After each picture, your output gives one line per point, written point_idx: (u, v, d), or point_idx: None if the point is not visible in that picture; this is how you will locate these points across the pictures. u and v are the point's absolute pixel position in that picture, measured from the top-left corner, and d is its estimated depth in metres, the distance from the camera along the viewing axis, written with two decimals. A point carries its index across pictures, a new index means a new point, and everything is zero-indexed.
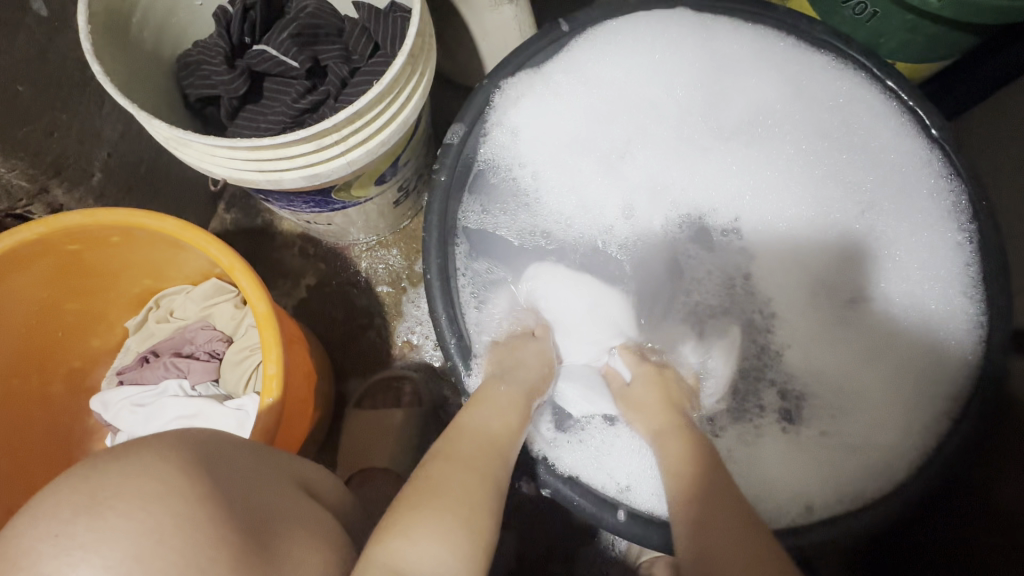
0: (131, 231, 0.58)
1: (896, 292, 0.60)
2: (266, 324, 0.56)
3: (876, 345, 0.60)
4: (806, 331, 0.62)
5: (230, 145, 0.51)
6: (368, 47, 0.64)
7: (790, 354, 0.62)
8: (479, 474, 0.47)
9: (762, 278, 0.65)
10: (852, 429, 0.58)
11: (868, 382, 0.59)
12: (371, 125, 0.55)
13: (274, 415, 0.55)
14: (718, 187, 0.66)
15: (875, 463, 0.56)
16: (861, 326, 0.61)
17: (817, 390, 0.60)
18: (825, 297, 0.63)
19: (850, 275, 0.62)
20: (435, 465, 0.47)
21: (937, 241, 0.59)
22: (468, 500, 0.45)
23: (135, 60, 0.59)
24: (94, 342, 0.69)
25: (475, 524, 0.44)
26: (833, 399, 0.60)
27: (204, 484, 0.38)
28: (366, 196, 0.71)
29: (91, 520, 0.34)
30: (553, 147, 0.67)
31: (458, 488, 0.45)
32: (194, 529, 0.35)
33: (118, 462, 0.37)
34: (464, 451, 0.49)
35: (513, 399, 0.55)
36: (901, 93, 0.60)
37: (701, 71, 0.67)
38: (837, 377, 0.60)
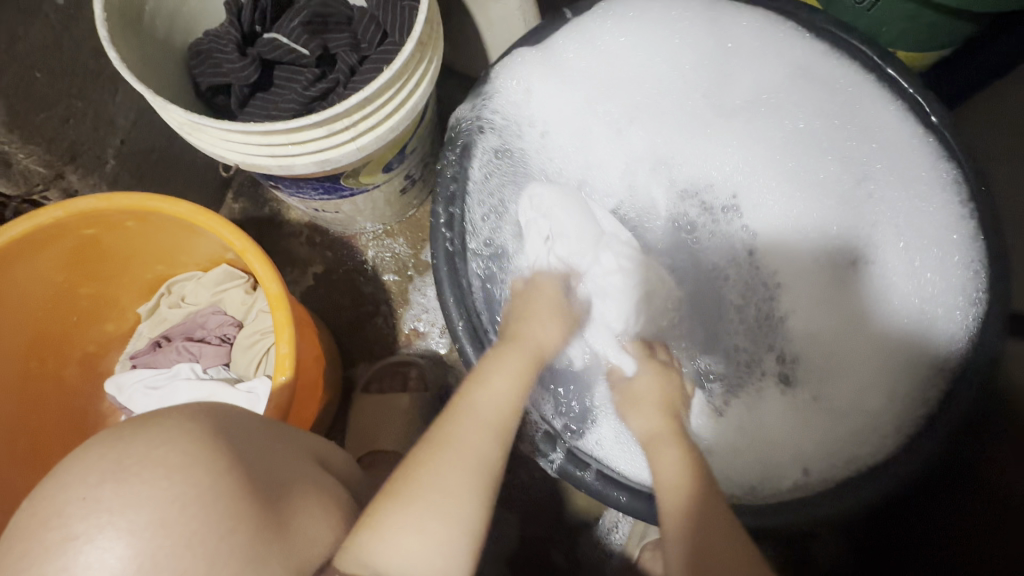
0: (145, 215, 0.59)
1: (890, 261, 0.60)
2: (278, 305, 0.57)
3: (866, 310, 0.61)
4: (805, 300, 0.66)
5: (243, 130, 0.53)
6: (376, 35, 0.65)
7: (790, 320, 0.67)
8: (468, 460, 0.49)
9: (773, 244, 0.69)
10: (845, 396, 0.60)
11: (859, 352, 0.61)
12: (381, 111, 0.56)
13: (287, 393, 0.56)
14: (718, 154, 0.72)
15: (864, 430, 0.57)
16: (852, 289, 0.63)
17: (813, 359, 0.64)
18: (819, 269, 0.65)
19: (846, 246, 0.63)
20: (430, 449, 0.49)
21: (931, 215, 0.57)
22: (464, 490, 0.48)
23: (148, 48, 0.60)
24: (108, 326, 0.70)
25: (463, 511, 0.47)
26: (823, 365, 0.63)
27: (226, 456, 0.39)
28: (374, 184, 0.72)
29: (117, 485, 0.35)
30: (571, 116, 0.71)
31: (454, 473, 0.48)
32: (213, 500, 0.37)
33: (146, 425, 0.38)
34: (462, 438, 0.50)
35: (510, 363, 0.55)
36: (901, 81, 0.58)
37: (705, 56, 0.68)
38: (829, 343, 0.63)
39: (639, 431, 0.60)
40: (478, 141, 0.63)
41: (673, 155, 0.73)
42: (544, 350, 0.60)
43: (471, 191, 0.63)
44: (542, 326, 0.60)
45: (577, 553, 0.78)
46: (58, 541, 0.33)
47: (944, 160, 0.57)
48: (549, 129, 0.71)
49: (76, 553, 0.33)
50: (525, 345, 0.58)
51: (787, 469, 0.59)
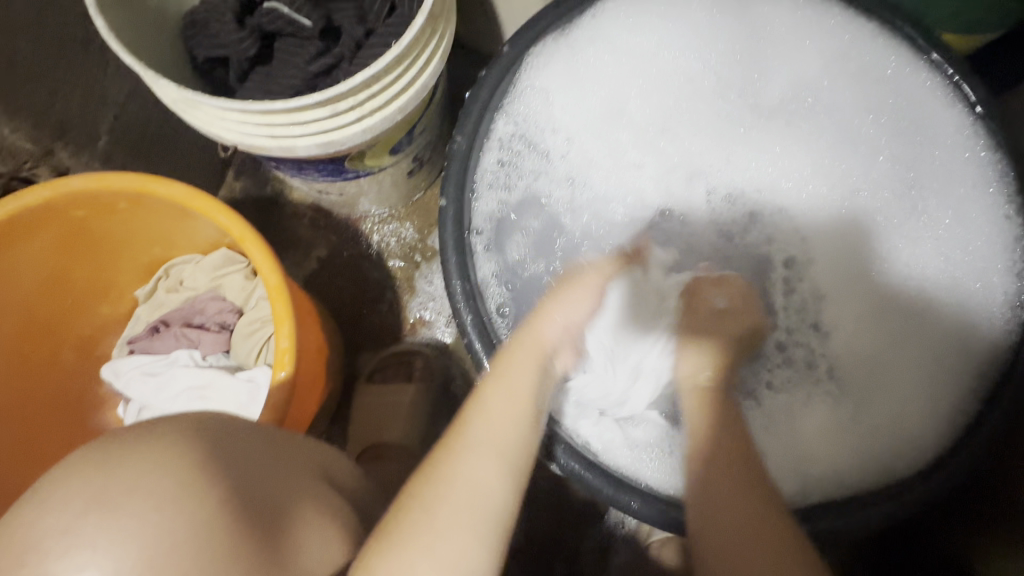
0: (139, 198, 0.56)
1: (933, 270, 0.59)
2: (278, 297, 0.54)
3: (915, 324, 0.59)
4: (848, 317, 0.61)
5: (240, 108, 0.49)
6: (384, 6, 0.60)
7: (835, 338, 0.60)
8: (471, 500, 0.42)
9: (824, 267, 0.62)
10: (888, 413, 0.57)
11: (907, 360, 0.58)
12: (387, 90, 0.52)
13: (285, 389, 0.54)
14: (748, 159, 0.66)
15: (909, 443, 0.55)
16: (898, 306, 0.60)
17: (858, 375, 0.59)
18: (873, 283, 0.60)
19: (874, 244, 0.61)
20: (431, 481, 0.43)
21: (981, 228, 0.58)
22: (462, 530, 0.41)
23: (140, 16, 0.56)
24: (104, 308, 0.68)
25: (462, 553, 0.40)
26: (870, 380, 0.59)
27: (220, 488, 0.37)
28: (380, 166, 0.69)
29: (102, 520, 0.33)
30: (597, 117, 0.67)
31: (454, 516, 0.41)
32: (206, 537, 0.35)
33: (135, 449, 0.36)
34: (463, 471, 0.44)
35: (518, 363, 0.49)
36: (945, 66, 0.58)
37: (737, 36, 0.66)
38: (870, 357, 0.59)
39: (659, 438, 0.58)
40: (497, 126, 0.63)
41: (713, 164, 0.66)
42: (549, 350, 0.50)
43: (485, 173, 0.62)
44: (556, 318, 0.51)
45: (581, 546, 0.77)
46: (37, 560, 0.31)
47: (996, 158, 0.57)
48: (573, 136, 0.67)
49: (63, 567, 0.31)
50: (541, 347, 0.50)
51: (820, 482, 0.55)
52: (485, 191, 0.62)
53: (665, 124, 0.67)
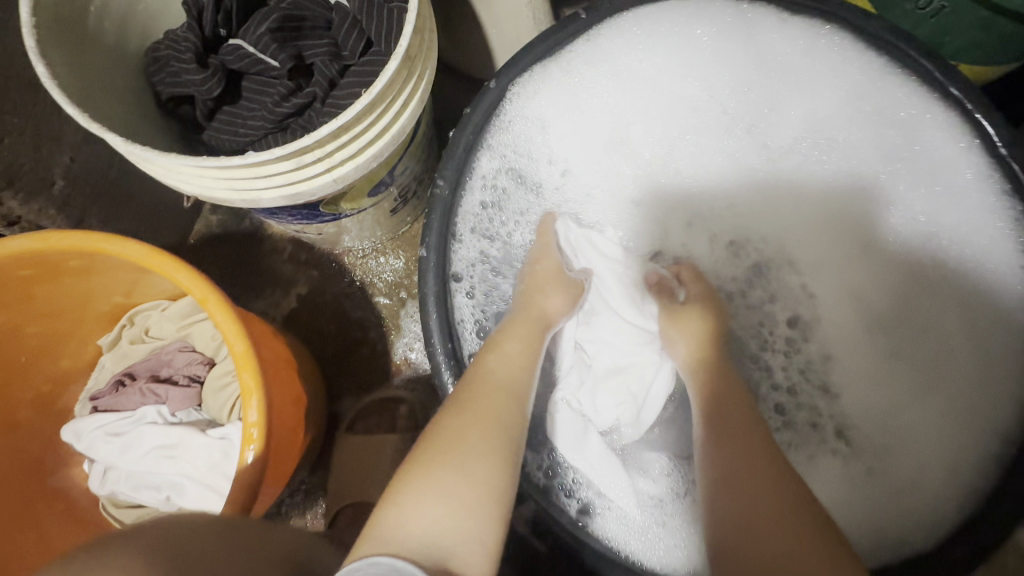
0: (92, 256, 0.52)
1: (948, 315, 0.56)
2: (245, 365, 0.50)
3: (932, 371, 0.56)
4: (858, 373, 0.58)
5: (195, 163, 0.44)
6: (359, 43, 0.55)
7: (845, 397, 0.57)
8: (490, 424, 0.46)
9: (832, 318, 0.59)
10: (901, 478, 0.53)
11: (919, 420, 0.55)
12: (359, 138, 0.48)
13: (258, 468, 0.49)
14: (753, 200, 0.63)
15: (924, 517, 0.51)
16: (908, 350, 0.57)
17: (869, 438, 0.56)
18: (878, 338, 0.58)
19: (890, 288, 0.59)
20: (451, 413, 0.47)
21: (995, 261, 0.54)
22: (486, 447, 0.45)
23: (93, 55, 0.52)
24: (64, 362, 0.63)
25: (486, 469, 0.44)
26: (880, 445, 0.55)
27: None
28: (357, 208, 0.64)
29: None
30: (597, 150, 0.64)
31: (476, 436, 0.45)
32: None
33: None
34: (482, 400, 0.47)
35: (518, 321, 0.54)
36: (965, 100, 0.53)
37: (740, 68, 0.63)
38: (880, 417, 0.56)
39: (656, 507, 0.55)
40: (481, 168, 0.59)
41: (705, 205, 0.63)
42: (547, 315, 0.56)
43: (467, 220, 0.59)
44: (549, 288, 0.57)
45: None
46: None
47: (1011, 199, 0.54)
48: (569, 168, 0.64)
49: None
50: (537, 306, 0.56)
51: None
52: (468, 242, 0.59)
53: (667, 155, 0.64)
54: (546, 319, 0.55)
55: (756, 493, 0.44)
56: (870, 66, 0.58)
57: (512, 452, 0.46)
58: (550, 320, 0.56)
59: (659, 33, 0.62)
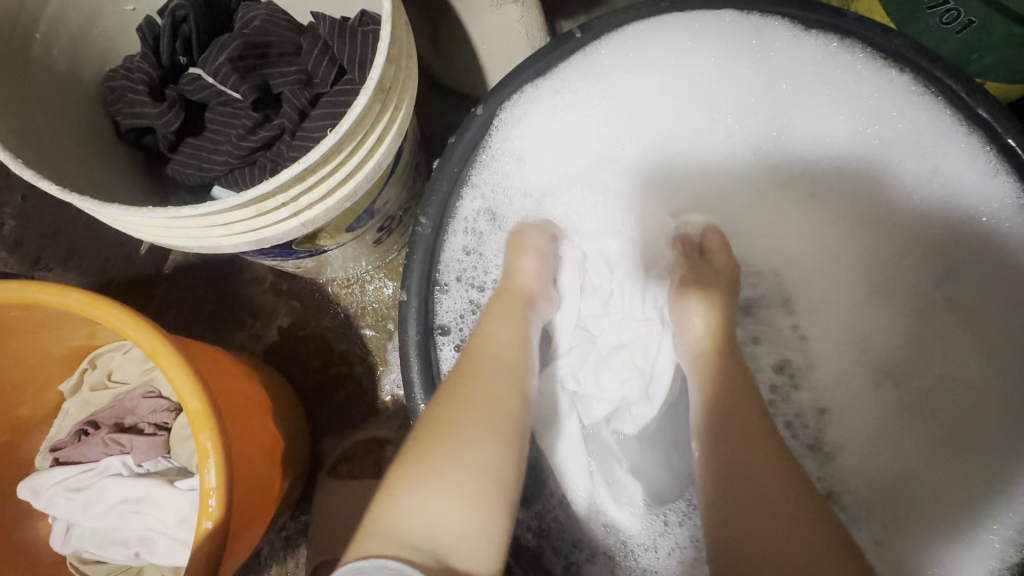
0: (31, 307, 0.47)
1: (975, 363, 0.51)
2: (202, 423, 0.45)
3: (961, 428, 0.50)
4: (872, 428, 0.53)
5: (142, 214, 0.40)
6: (331, 70, 0.51)
7: (841, 456, 0.53)
8: (488, 411, 0.45)
9: (833, 363, 0.55)
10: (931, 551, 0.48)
11: (942, 482, 0.50)
12: (328, 179, 0.43)
13: (216, 544, 0.44)
14: (763, 232, 0.58)
15: None
16: (929, 404, 0.52)
17: (892, 500, 0.51)
18: (893, 390, 0.53)
19: (908, 335, 0.54)
20: (445, 401, 0.45)
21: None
22: (484, 435, 0.44)
23: (38, 86, 0.47)
24: (22, 411, 0.59)
25: (486, 459, 0.43)
26: (907, 508, 0.50)
27: None
28: (335, 243, 0.60)
29: None
30: (582, 179, 0.59)
31: (474, 424, 0.44)
32: None
33: None
34: (477, 390, 0.46)
35: (505, 307, 0.52)
36: (998, 126, 0.49)
37: (749, 87, 0.58)
38: (893, 477, 0.51)
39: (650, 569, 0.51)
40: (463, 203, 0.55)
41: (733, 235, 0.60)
42: (531, 296, 0.54)
43: (450, 261, 0.55)
44: (529, 265, 0.55)
45: None
46: None
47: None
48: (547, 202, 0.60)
49: None
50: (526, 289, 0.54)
51: None
52: (452, 292, 0.55)
53: (667, 182, 0.59)
54: (530, 300, 0.54)
55: (769, 507, 0.42)
56: (893, 87, 0.53)
57: (513, 434, 0.45)
58: (531, 293, 0.54)
59: (660, 50, 0.57)
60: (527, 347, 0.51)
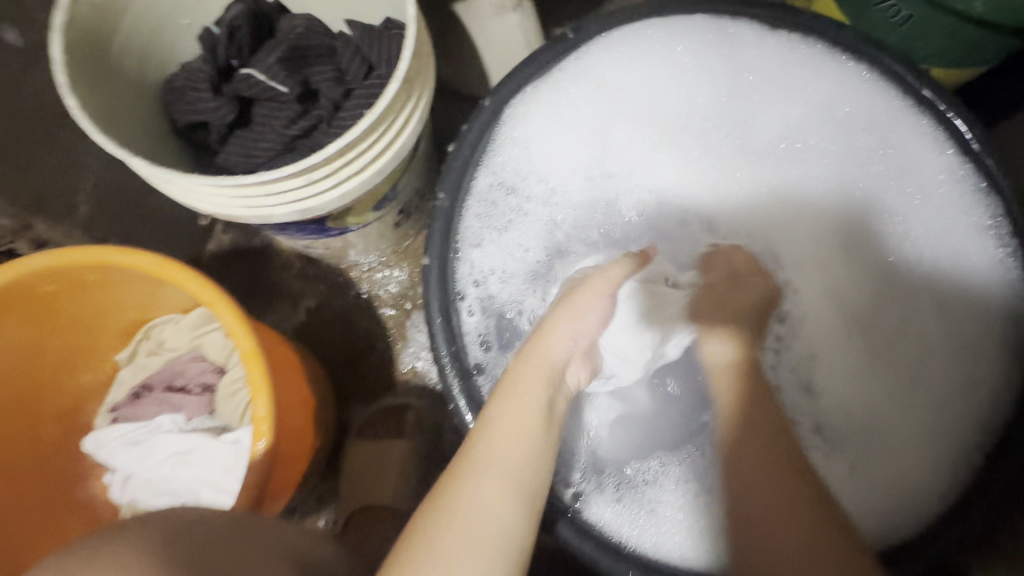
0: (106, 269, 0.55)
1: (932, 314, 0.59)
2: (254, 361, 0.53)
3: (915, 363, 0.59)
4: (840, 368, 0.60)
5: (212, 184, 0.48)
6: (361, 67, 0.59)
7: (826, 395, 0.60)
8: (480, 540, 0.41)
9: (813, 317, 0.62)
10: (886, 470, 0.57)
11: (895, 419, 0.58)
12: (364, 155, 0.52)
13: (267, 461, 0.53)
14: (747, 200, 0.65)
15: (909, 507, 0.55)
16: (891, 342, 0.60)
17: (855, 432, 0.58)
18: (861, 335, 0.60)
19: (876, 287, 0.61)
20: (444, 511, 0.42)
21: (976, 257, 0.58)
22: (474, 565, 0.40)
23: (116, 87, 0.56)
24: (85, 376, 0.66)
25: None
26: (869, 438, 0.58)
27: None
28: (363, 222, 0.68)
29: None
30: (584, 160, 0.67)
31: (462, 549, 0.40)
32: None
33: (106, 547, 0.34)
34: (469, 513, 0.42)
35: (526, 383, 0.49)
36: (939, 104, 0.59)
37: (723, 76, 0.66)
38: (861, 411, 0.59)
39: (654, 498, 0.57)
40: (476, 182, 0.63)
41: (698, 207, 0.66)
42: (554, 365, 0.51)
43: (465, 230, 0.62)
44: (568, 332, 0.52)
45: None
46: None
47: (988, 199, 0.58)
48: (552, 180, 0.66)
49: None
50: (552, 364, 0.51)
51: None
52: (466, 256, 0.62)
53: (652, 157, 0.67)
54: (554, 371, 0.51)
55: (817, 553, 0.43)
56: (850, 77, 0.63)
57: (508, 562, 0.41)
58: (554, 363, 0.51)
59: (646, 48, 0.66)
60: (542, 445, 0.47)
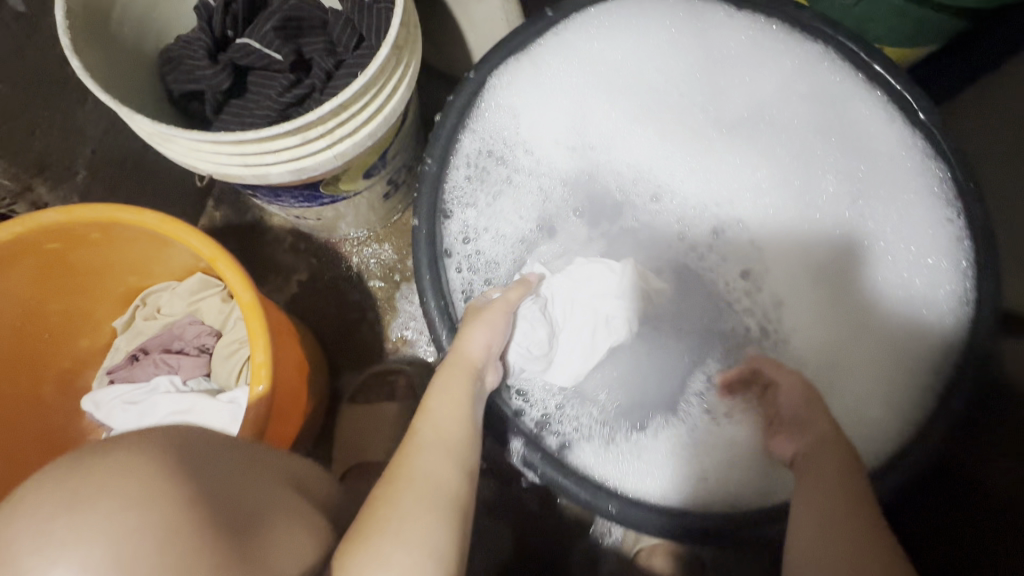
0: (109, 227, 0.57)
1: (888, 267, 0.64)
2: (253, 313, 0.56)
3: (872, 310, 0.63)
4: (806, 318, 0.66)
5: (213, 139, 0.51)
6: (352, 38, 0.63)
7: (793, 341, 0.65)
8: (424, 495, 0.46)
9: (777, 275, 0.67)
10: (847, 412, 0.61)
11: (853, 364, 0.63)
12: (356, 117, 0.55)
13: (266, 404, 0.55)
14: (719, 170, 0.70)
15: (869, 444, 0.59)
16: (850, 295, 0.64)
17: (819, 376, 0.64)
18: (820, 288, 0.66)
19: (838, 244, 0.65)
20: (387, 484, 0.47)
21: (924, 216, 0.63)
22: (425, 514, 0.45)
23: (115, 56, 0.58)
24: (83, 341, 0.68)
25: (430, 534, 0.44)
26: (827, 381, 0.63)
27: (193, 487, 0.35)
28: (354, 190, 0.71)
29: (73, 518, 0.31)
30: (565, 131, 0.71)
31: (414, 505, 0.45)
32: (172, 536, 0.32)
33: (109, 449, 0.34)
34: (414, 476, 0.47)
35: (450, 378, 0.54)
36: (887, 77, 0.63)
37: (693, 53, 0.71)
38: (825, 356, 0.64)
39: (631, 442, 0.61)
40: (462, 148, 0.66)
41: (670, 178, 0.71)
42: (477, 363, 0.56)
43: (455, 191, 0.66)
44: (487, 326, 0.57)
45: (570, 553, 0.81)
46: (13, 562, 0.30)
47: (936, 163, 0.62)
48: (535, 149, 0.71)
49: None
50: (474, 364, 0.55)
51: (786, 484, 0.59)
52: (455, 216, 0.66)
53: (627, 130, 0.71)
54: (477, 368, 0.55)
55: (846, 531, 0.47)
56: (810, 54, 0.67)
57: (455, 510, 0.46)
58: (476, 360, 0.56)
59: (621, 28, 0.71)
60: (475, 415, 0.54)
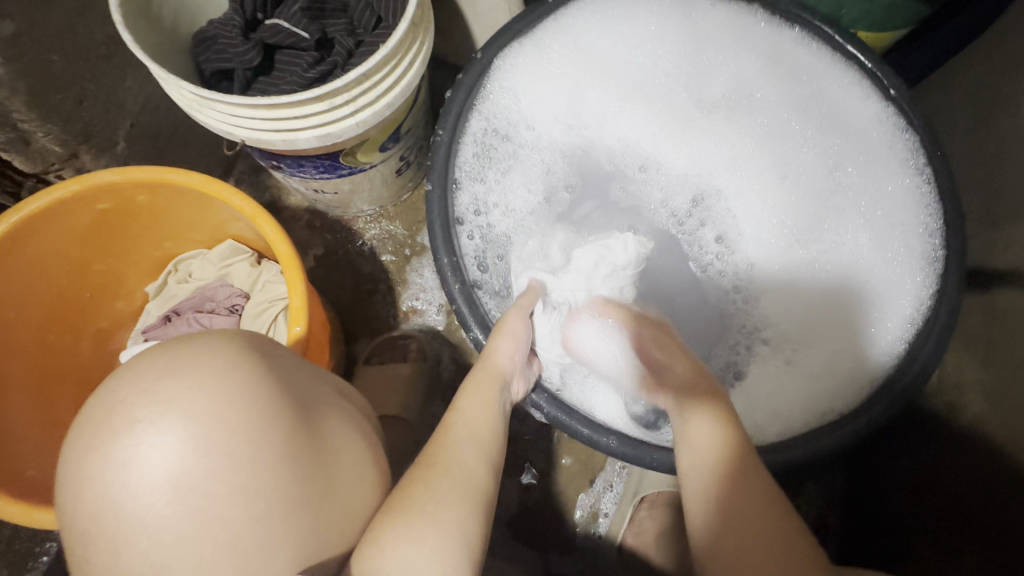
0: (156, 188, 0.63)
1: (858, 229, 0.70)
2: (290, 263, 0.61)
3: (843, 267, 0.69)
4: (777, 278, 0.72)
5: (249, 104, 0.56)
6: (371, 19, 0.69)
7: (763, 300, 0.72)
8: (453, 480, 0.49)
9: (751, 241, 0.75)
10: (820, 360, 0.67)
11: (823, 316, 0.69)
12: (377, 87, 0.61)
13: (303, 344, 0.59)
14: (701, 147, 0.78)
15: (841, 388, 0.64)
16: (817, 251, 0.71)
17: (793, 332, 0.69)
18: (800, 247, 0.72)
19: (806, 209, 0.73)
20: (423, 467, 0.50)
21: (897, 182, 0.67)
22: (457, 503, 0.48)
23: (157, 34, 0.64)
24: (119, 304, 0.74)
25: (458, 522, 0.46)
26: (800, 338, 0.69)
27: (267, 374, 0.42)
28: (371, 162, 0.77)
29: (173, 379, 0.38)
30: (562, 109, 0.78)
31: (446, 492, 0.48)
32: (252, 403, 0.39)
33: (191, 344, 0.41)
34: (448, 461, 0.51)
35: (479, 387, 0.57)
36: (861, 57, 0.67)
37: (680, 41, 0.76)
38: (800, 312, 0.70)
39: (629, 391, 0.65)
40: (471, 123, 0.71)
41: (655, 152, 0.79)
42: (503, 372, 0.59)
43: (465, 164, 0.70)
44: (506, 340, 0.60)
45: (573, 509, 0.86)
46: (130, 417, 0.37)
47: (907, 134, 0.66)
48: (537, 125, 0.77)
49: (138, 432, 0.37)
50: (500, 375, 0.58)
51: (766, 427, 0.64)
52: (465, 187, 0.70)
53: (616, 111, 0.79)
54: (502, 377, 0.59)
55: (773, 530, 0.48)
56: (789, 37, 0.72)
57: (480, 499, 0.49)
58: (504, 370, 0.59)
59: (612, 15, 0.75)
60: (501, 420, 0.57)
